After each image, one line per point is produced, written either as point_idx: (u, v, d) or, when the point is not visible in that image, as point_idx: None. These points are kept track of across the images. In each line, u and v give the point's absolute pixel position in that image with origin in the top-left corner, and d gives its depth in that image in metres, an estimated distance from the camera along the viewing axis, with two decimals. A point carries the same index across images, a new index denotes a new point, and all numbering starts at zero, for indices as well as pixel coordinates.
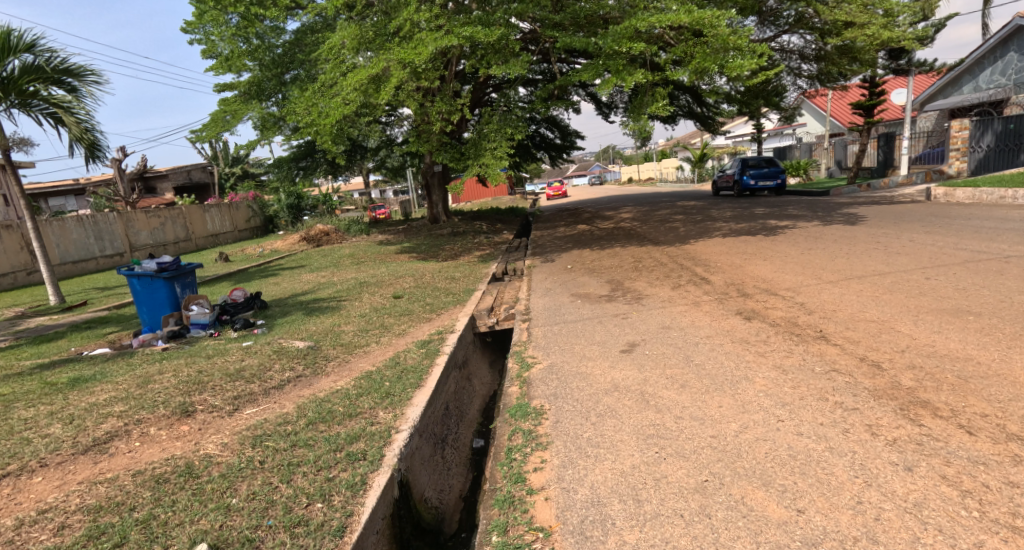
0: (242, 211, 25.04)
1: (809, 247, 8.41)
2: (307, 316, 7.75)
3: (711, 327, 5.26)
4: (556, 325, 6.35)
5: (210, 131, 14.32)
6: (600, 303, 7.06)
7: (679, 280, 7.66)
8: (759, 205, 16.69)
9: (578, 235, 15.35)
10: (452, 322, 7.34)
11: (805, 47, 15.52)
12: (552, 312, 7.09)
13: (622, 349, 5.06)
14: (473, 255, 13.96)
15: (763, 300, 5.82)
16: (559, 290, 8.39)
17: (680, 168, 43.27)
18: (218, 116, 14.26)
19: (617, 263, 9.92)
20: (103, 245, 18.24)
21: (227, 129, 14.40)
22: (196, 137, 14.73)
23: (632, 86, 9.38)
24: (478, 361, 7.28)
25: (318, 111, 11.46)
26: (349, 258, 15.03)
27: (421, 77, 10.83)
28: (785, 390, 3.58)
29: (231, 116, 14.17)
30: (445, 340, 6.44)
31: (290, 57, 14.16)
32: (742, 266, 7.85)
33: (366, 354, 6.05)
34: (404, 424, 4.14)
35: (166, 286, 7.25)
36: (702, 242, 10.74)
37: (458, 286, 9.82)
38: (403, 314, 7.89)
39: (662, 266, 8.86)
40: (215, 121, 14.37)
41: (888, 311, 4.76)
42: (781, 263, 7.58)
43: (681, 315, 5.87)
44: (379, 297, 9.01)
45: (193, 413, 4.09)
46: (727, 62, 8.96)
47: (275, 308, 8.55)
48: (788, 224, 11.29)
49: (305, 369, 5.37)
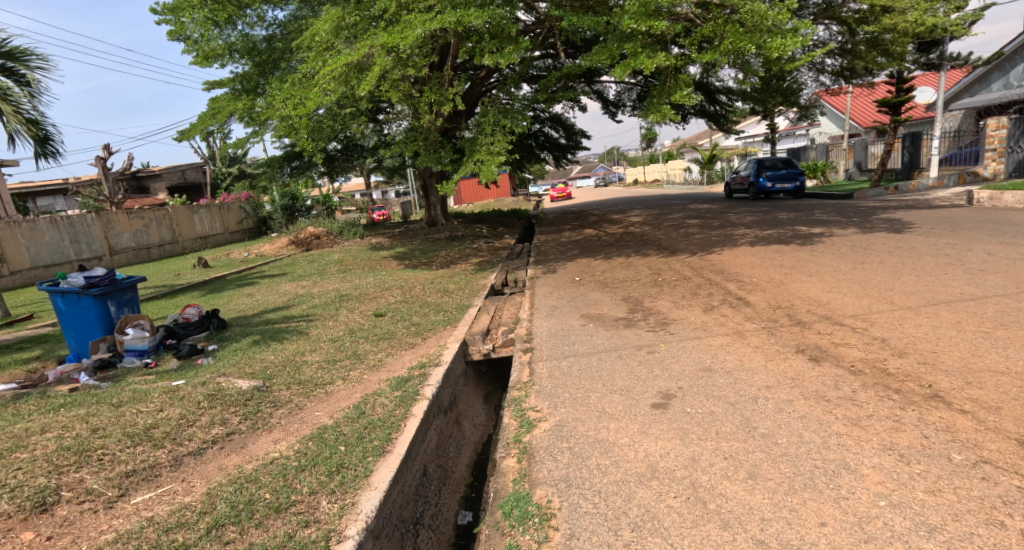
0: (234, 213, 23.85)
1: (860, 259, 7.15)
2: (270, 342, 6.53)
3: (769, 373, 4.03)
4: (564, 359, 5.12)
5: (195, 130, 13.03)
6: (619, 330, 5.84)
7: (710, 300, 6.45)
8: (781, 209, 15.47)
9: (585, 240, 14.13)
10: (438, 351, 6.10)
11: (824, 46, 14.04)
12: (560, 340, 5.86)
13: (654, 403, 3.84)
14: (470, 262, 12.78)
15: (828, 334, 4.59)
16: (568, 309, 7.16)
17: (688, 170, 42.03)
18: (202, 115, 13.00)
19: (632, 276, 8.67)
20: (80, 248, 17.08)
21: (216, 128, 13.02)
22: (182, 138, 13.40)
23: (652, 72, 8.20)
24: (468, 396, 6.09)
25: (295, 102, 10.34)
26: (336, 265, 13.84)
27: (409, 65, 9.65)
28: (919, 498, 2.41)
29: (216, 116, 12.87)
30: (427, 378, 5.22)
31: (273, 45, 12.96)
32: (785, 284, 6.60)
33: (326, 398, 4.82)
34: (352, 524, 2.92)
35: (96, 304, 6.11)
36: (728, 252, 9.48)
37: (450, 301, 8.60)
38: (382, 338, 6.66)
39: (686, 281, 7.66)
40: (202, 119, 13.01)
41: (1016, 358, 3.55)
42: (834, 280, 6.33)
43: (727, 351, 4.64)
44: (359, 315, 7.78)
45: (51, 509, 2.93)
46: (764, 43, 7.69)
47: (237, 328, 7.35)
48: (823, 232, 10.04)
49: (240, 422, 4.13)
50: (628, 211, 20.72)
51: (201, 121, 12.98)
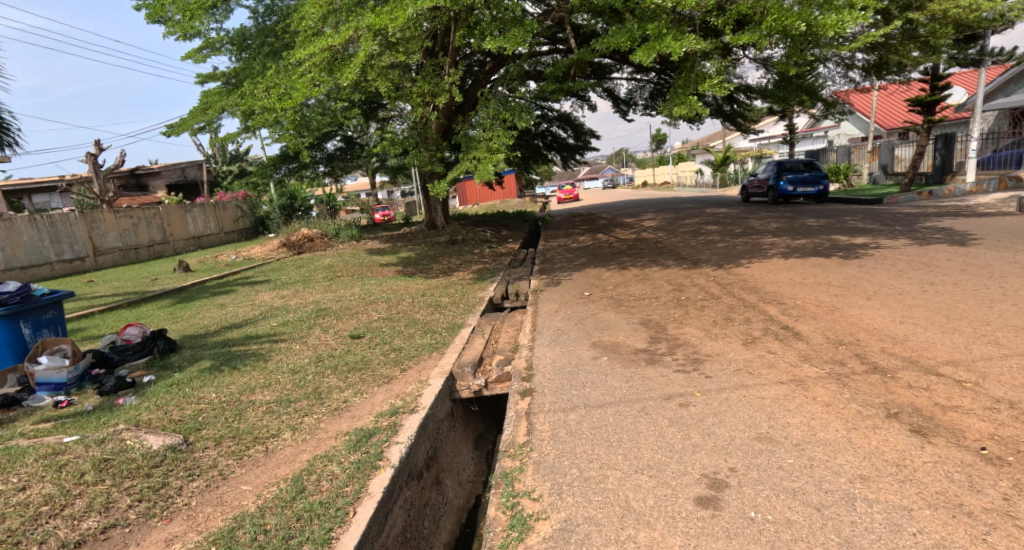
0: (229, 212, 22.83)
1: (928, 279, 5.98)
2: (217, 371, 5.41)
3: (857, 450, 2.91)
4: (572, 412, 4.02)
5: (186, 126, 11.82)
6: (640, 368, 4.72)
7: (750, 329, 5.33)
8: (807, 215, 14.35)
9: (595, 246, 13.04)
10: (417, 390, 4.97)
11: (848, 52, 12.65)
12: (567, 379, 4.73)
13: (697, 498, 2.77)
14: (469, 270, 11.71)
15: (927, 390, 3.45)
16: (576, 335, 6.04)
17: (700, 172, 40.82)
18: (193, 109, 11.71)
19: (649, 292, 7.54)
20: (61, 249, 16.06)
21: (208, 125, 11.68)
22: (172, 134, 12.26)
23: (679, 57, 7.12)
24: (453, 444, 5.03)
25: (279, 92, 9.29)
26: (325, 270, 12.79)
27: (399, 49, 8.58)
28: None
29: (207, 110, 11.54)
30: (398, 432, 4.13)
31: (262, 30, 11.88)
32: (840, 309, 5.46)
33: (264, 460, 3.73)
34: None
35: (5, 325, 5.05)
36: (757, 265, 8.34)
37: (441, 319, 7.49)
38: (353, 370, 5.54)
39: (715, 301, 6.55)
40: (193, 114, 11.68)
41: None
42: (902, 307, 5.17)
43: (785, 410, 3.52)
44: (332, 337, 6.68)
45: None
46: (813, 21, 6.57)
47: (189, 350, 6.28)
48: (866, 243, 8.87)
49: (128, 508, 3.08)
50: (640, 214, 19.57)
51: (191, 114, 11.69)
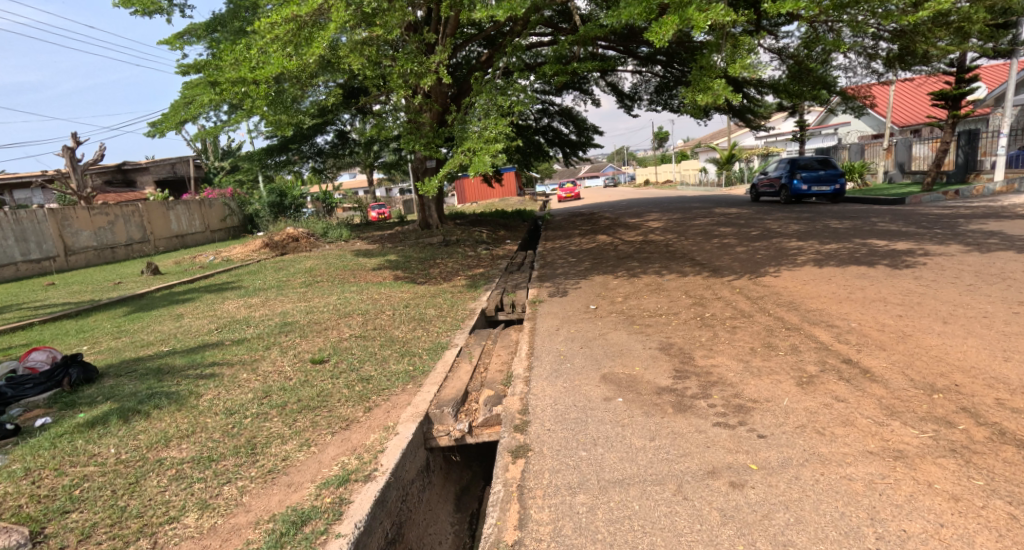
0: (215, 210, 21.65)
1: (1012, 299, 4.92)
2: (131, 412, 4.27)
3: None
4: (582, 491, 2.93)
5: (170, 122, 10.57)
6: (667, 418, 3.61)
7: (804, 361, 4.23)
8: (828, 216, 13.26)
9: (600, 249, 11.96)
10: (381, 441, 3.85)
11: (874, 38, 11.55)
12: (574, 432, 3.62)
13: None
14: (461, 275, 10.63)
15: None
16: (582, 363, 4.93)
17: (705, 171, 39.67)
18: (178, 104, 10.52)
19: (666, 306, 6.46)
20: (28, 248, 14.92)
21: (189, 120, 10.56)
22: (158, 133, 11.06)
23: (705, 29, 6.03)
24: (426, 509, 3.93)
25: (248, 64, 8.00)
26: (305, 274, 11.69)
27: (378, 22, 7.49)
28: None
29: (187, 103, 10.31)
30: (343, 516, 3.03)
31: (234, 13, 10.76)
32: (913, 336, 4.39)
33: None
34: None
35: None
36: (788, 274, 7.23)
37: (423, 337, 6.40)
38: (306, 409, 4.41)
39: (750, 321, 5.46)
40: (174, 109, 10.56)
41: None
42: (996, 337, 4.11)
43: (891, 504, 2.50)
44: (289, 363, 5.56)
45: None
46: None
47: (112, 378, 5.18)
48: (910, 249, 7.81)
49: None
50: (646, 214, 18.48)
51: (175, 111, 10.52)
